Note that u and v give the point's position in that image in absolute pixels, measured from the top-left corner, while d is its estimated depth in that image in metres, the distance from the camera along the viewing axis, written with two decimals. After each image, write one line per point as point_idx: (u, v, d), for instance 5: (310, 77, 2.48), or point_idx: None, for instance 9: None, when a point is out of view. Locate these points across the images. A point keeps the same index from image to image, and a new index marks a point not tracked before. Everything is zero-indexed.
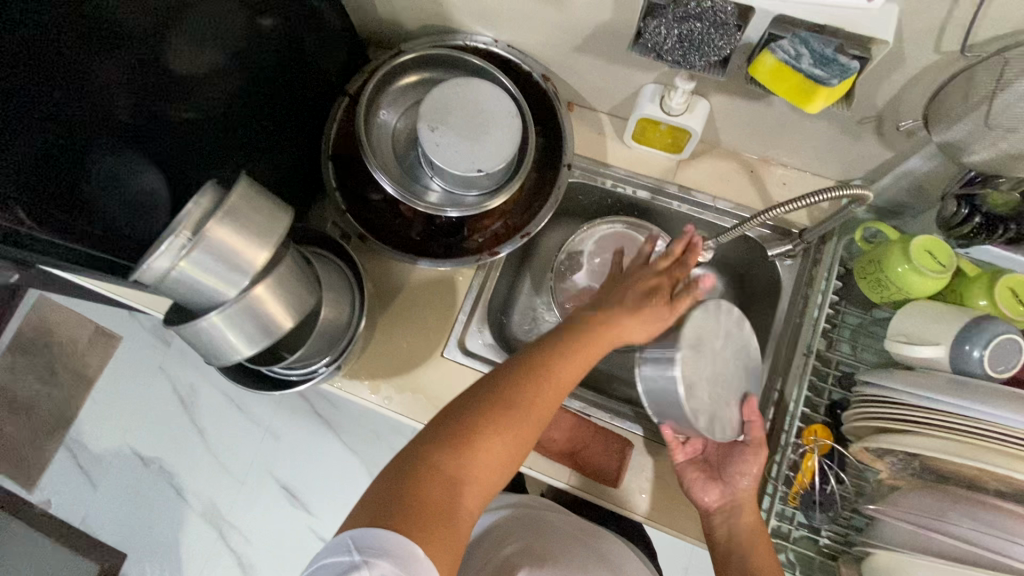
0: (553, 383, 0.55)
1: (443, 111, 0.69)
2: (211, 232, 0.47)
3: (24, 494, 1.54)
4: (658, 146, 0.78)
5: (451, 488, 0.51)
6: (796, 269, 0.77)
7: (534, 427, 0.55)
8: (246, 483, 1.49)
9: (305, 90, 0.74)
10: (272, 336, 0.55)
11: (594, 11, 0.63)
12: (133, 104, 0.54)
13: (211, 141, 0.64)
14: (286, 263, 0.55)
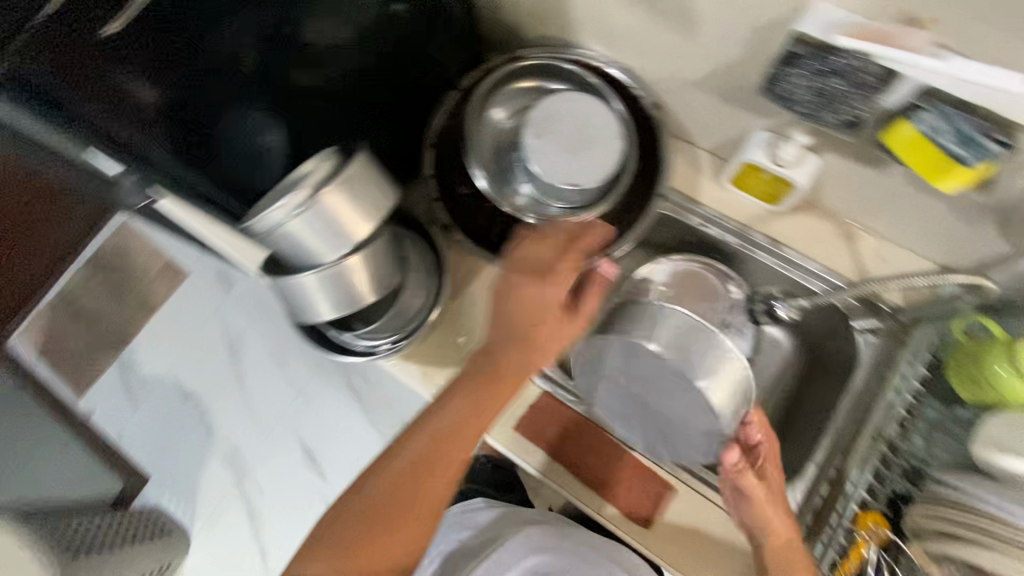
0: (457, 430, 0.66)
1: (551, 121, 0.70)
2: (327, 198, 0.49)
3: (72, 400, 1.64)
4: (755, 194, 0.77)
5: (413, 496, 0.66)
6: (876, 346, 0.73)
7: (419, 440, 0.67)
8: (270, 438, 1.53)
9: (421, 76, 0.76)
10: (353, 308, 0.57)
11: (724, 48, 0.63)
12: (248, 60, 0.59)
13: (332, 113, 0.68)
14: (381, 240, 0.58)
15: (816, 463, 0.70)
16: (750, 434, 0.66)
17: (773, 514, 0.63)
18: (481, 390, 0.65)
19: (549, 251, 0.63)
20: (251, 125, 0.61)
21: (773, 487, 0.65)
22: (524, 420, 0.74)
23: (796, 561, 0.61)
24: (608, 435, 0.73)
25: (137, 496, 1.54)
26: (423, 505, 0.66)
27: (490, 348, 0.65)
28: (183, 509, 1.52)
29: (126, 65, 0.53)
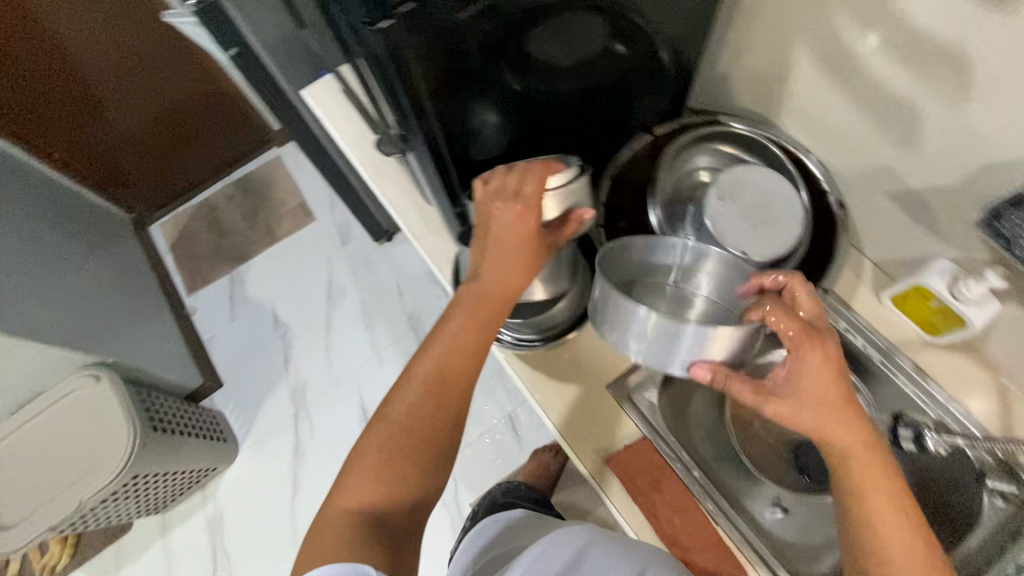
0: (474, 316, 0.62)
1: (739, 186, 0.72)
2: None
3: (184, 294, 1.80)
4: (915, 319, 0.75)
5: (418, 417, 0.60)
6: (1006, 514, 0.69)
7: (429, 358, 0.62)
8: (337, 387, 1.62)
9: (620, 112, 0.80)
10: None
11: (941, 169, 0.64)
12: (494, 74, 0.61)
13: (539, 130, 0.74)
14: None
15: None
16: (778, 325, 0.54)
17: (846, 444, 0.52)
18: (467, 304, 0.62)
19: (496, 210, 0.62)
20: (475, 115, 0.64)
21: (836, 376, 0.52)
22: (618, 457, 0.74)
23: (868, 476, 0.53)
24: (696, 500, 0.71)
25: (206, 397, 1.65)
26: (428, 431, 0.59)
27: (478, 271, 0.63)
28: (240, 423, 1.61)
29: (406, 39, 0.50)
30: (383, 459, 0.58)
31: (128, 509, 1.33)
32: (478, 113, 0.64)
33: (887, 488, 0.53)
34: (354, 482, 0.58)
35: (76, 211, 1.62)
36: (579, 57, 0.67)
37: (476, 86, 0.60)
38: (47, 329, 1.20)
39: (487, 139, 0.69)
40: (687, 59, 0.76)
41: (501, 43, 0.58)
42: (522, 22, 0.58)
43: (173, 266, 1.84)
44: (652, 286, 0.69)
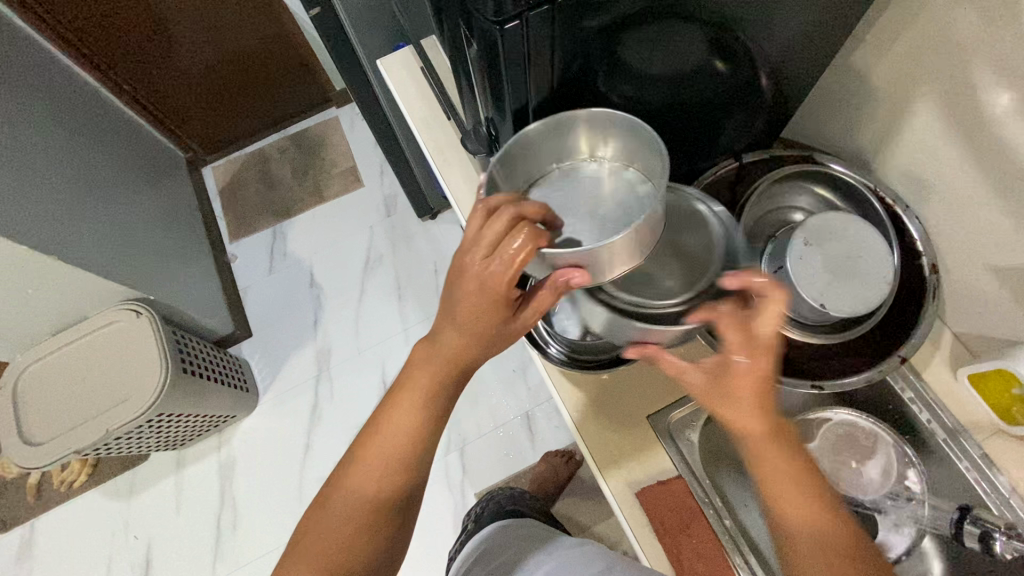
0: (427, 388, 0.57)
1: (825, 234, 0.67)
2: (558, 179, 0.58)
3: (226, 240, 1.83)
4: (990, 405, 0.69)
5: (363, 495, 0.58)
6: None
7: (379, 437, 0.58)
8: (361, 356, 1.62)
9: (716, 131, 0.74)
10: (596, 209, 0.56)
11: None
12: (596, 87, 0.55)
13: None
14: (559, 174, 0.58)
15: None
16: (724, 330, 0.50)
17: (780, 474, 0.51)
18: (414, 381, 0.57)
19: (472, 267, 0.49)
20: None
21: (767, 428, 0.50)
22: (650, 491, 0.71)
23: (792, 508, 0.50)
24: (723, 552, 0.68)
25: (234, 345, 1.68)
26: (368, 507, 0.58)
27: (434, 333, 0.56)
28: (263, 374, 1.64)
29: (520, 30, 0.44)
30: (329, 535, 0.57)
31: (147, 442, 1.37)
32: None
33: (805, 491, 0.50)
34: (311, 554, 0.57)
35: (136, 143, 1.65)
36: (684, 72, 0.59)
37: (575, 98, 0.56)
38: (97, 259, 1.23)
39: None
40: (787, 78, 0.69)
41: (610, 58, 0.52)
42: (643, 21, 0.50)
43: (220, 212, 1.87)
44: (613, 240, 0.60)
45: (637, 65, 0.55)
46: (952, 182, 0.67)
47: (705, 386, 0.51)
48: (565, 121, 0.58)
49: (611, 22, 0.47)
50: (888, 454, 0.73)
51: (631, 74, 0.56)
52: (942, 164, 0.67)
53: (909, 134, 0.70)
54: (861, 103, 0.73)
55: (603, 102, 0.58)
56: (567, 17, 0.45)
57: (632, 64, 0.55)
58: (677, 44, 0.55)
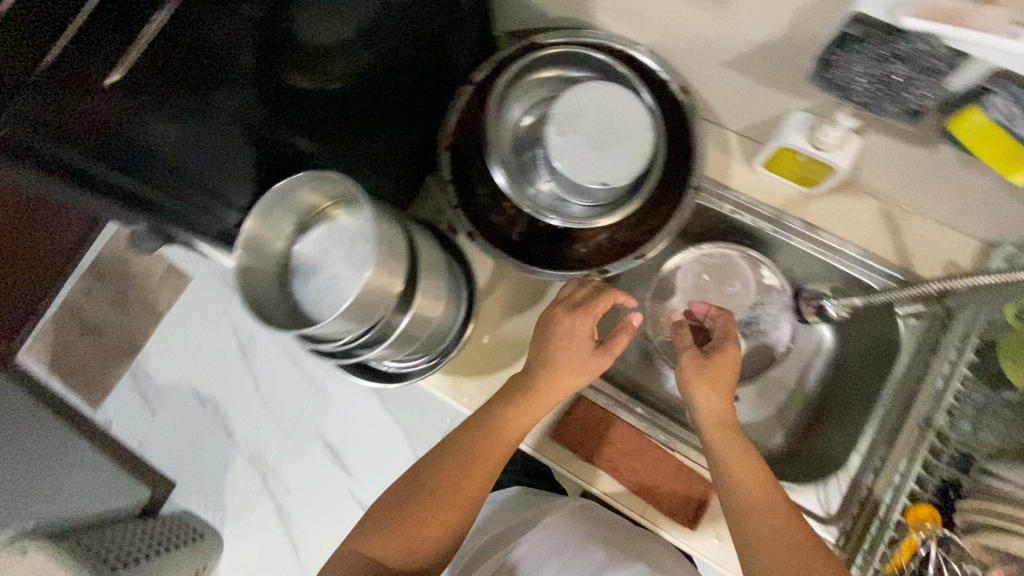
0: (544, 399, 0.63)
1: (576, 115, 0.66)
2: (305, 237, 0.52)
3: (90, 411, 1.63)
4: (792, 178, 0.73)
5: (434, 525, 0.60)
6: (921, 330, 0.72)
7: (468, 436, 0.63)
8: (292, 437, 1.52)
9: (431, 65, 0.71)
10: (336, 254, 0.51)
11: (763, 24, 0.57)
12: (195, 69, 0.49)
13: (324, 122, 0.63)
14: (295, 230, 0.52)
15: (860, 453, 0.70)
16: (723, 325, 0.65)
17: (759, 501, 0.54)
18: (507, 424, 0.63)
19: (579, 324, 0.64)
20: (215, 120, 0.53)
21: (716, 421, 0.59)
22: (563, 425, 0.72)
23: (757, 499, 0.55)
24: (649, 437, 0.72)
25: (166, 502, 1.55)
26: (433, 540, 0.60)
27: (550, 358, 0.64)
28: (212, 511, 1.52)
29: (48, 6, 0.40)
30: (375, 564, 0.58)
31: None
32: (213, 116, 0.53)
33: (765, 482, 0.56)
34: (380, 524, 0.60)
35: None
36: (295, 6, 0.52)
37: (183, 91, 0.49)
38: None
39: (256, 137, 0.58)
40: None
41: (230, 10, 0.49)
42: None
43: (62, 388, 1.65)
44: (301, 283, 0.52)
45: (215, 21, 0.48)
46: (651, 6, 0.65)
47: (698, 377, 0.61)
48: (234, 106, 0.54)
49: None
50: (741, 269, 0.81)
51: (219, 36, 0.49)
52: None
53: None
54: None
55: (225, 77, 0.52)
56: None
57: (205, 25, 0.48)
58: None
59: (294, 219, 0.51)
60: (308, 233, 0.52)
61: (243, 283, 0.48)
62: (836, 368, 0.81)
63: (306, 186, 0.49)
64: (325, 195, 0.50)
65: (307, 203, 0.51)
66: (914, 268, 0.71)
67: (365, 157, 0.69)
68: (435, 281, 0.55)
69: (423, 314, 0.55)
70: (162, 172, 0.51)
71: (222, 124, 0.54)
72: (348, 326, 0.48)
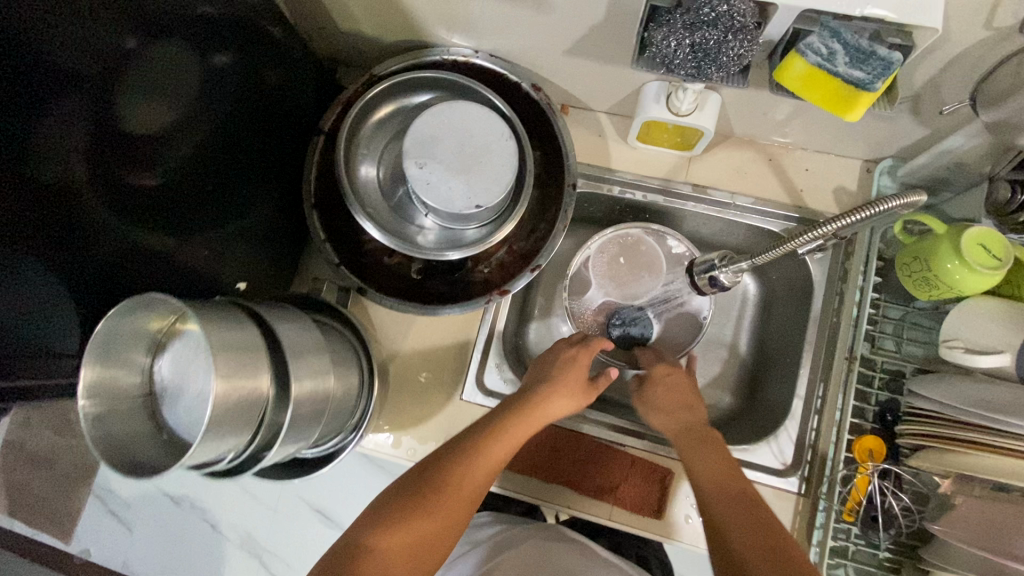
0: (544, 413, 0.60)
1: (430, 144, 0.64)
2: (162, 360, 0.49)
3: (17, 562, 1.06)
4: (668, 145, 0.72)
5: (437, 524, 0.52)
6: (827, 262, 0.71)
7: (475, 465, 0.56)
8: (287, 512, 1.03)
9: (274, 126, 0.67)
10: (196, 368, 0.48)
11: (583, 11, 0.55)
12: (3, 210, 0.41)
13: (180, 215, 0.57)
14: (150, 356, 0.49)
15: (800, 397, 0.69)
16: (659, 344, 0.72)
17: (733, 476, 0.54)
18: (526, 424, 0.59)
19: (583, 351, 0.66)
20: (30, 267, 0.44)
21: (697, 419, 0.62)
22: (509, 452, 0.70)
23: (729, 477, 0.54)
24: (595, 439, 0.71)
25: None
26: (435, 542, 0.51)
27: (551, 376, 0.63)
28: None
29: None
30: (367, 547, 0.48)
31: None
32: (31, 258, 0.44)
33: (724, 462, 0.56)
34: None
35: None
36: (120, 99, 0.48)
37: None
38: None
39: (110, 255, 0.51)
40: (241, 24, 0.59)
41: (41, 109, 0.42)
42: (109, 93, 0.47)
43: None
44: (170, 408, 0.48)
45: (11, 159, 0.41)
46: (475, 15, 0.62)
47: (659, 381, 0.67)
48: (78, 221, 0.47)
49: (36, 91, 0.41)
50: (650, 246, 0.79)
51: (16, 173, 0.41)
52: (455, 9, 0.62)
53: (412, 2, 0.63)
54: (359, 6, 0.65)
55: (41, 208, 0.44)
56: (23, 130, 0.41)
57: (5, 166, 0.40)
58: (23, 108, 0.41)
59: (142, 348, 0.48)
60: (164, 357, 0.49)
61: (100, 433, 0.44)
62: (764, 315, 0.79)
63: (142, 312, 0.46)
64: (164, 312, 0.47)
65: (152, 327, 0.48)
66: (806, 203, 0.71)
67: (224, 245, 0.63)
68: (319, 359, 0.52)
69: (317, 397, 0.51)
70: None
71: (41, 268, 0.45)
72: (232, 440, 0.44)
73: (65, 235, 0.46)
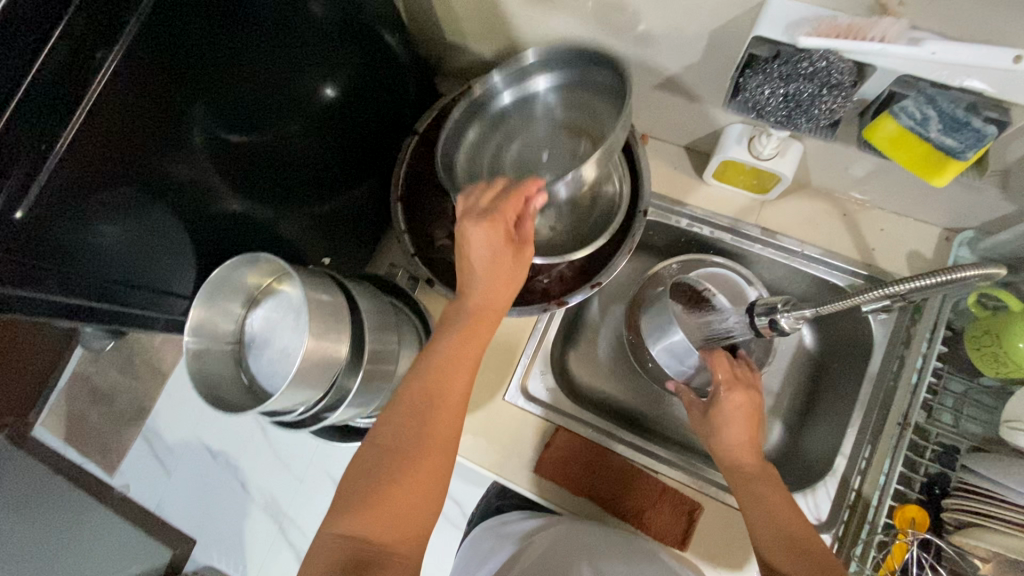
0: (486, 311, 0.53)
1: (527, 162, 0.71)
2: (253, 313, 0.54)
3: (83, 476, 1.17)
4: (741, 186, 0.74)
5: (423, 474, 0.47)
6: (890, 325, 0.70)
7: (453, 382, 0.50)
8: (312, 484, 1.05)
9: (377, 120, 0.73)
10: (280, 327, 0.53)
11: (680, 50, 0.59)
12: (135, 168, 0.47)
13: (285, 182, 0.64)
14: (242, 308, 0.54)
15: (845, 455, 0.68)
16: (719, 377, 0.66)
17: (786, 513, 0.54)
18: (447, 370, 0.51)
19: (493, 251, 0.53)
20: (148, 212, 0.50)
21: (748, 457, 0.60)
22: (544, 459, 0.71)
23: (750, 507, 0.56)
24: (628, 461, 0.72)
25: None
26: (417, 518, 0.46)
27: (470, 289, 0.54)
28: None
29: (98, 141, 0.43)
30: (364, 544, 0.43)
31: None
32: (156, 210, 0.51)
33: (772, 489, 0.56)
34: None
35: None
36: (249, 76, 0.54)
37: (127, 188, 0.47)
38: None
39: (224, 209, 0.58)
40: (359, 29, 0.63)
41: (185, 76, 0.48)
42: (242, 70, 0.53)
43: None
44: (252, 357, 0.54)
45: (147, 118, 0.46)
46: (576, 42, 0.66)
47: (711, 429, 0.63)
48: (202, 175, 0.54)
49: (180, 58, 0.47)
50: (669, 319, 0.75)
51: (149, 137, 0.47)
52: (558, 35, 0.66)
53: (519, 26, 0.68)
54: (471, 24, 0.71)
55: (169, 163, 0.50)
56: (163, 92, 0.47)
57: (142, 124, 0.46)
58: (165, 75, 0.46)
59: (239, 300, 0.54)
60: (254, 311, 0.55)
61: (196, 366, 0.50)
62: (818, 369, 0.79)
63: (247, 266, 0.51)
64: (262, 271, 0.52)
65: (250, 280, 0.53)
66: (875, 263, 0.71)
67: (313, 225, 0.69)
68: (388, 337, 0.56)
69: (383, 370, 0.55)
70: (92, 275, 0.48)
71: (161, 215, 0.51)
72: (307, 393, 0.48)
73: (182, 193, 0.52)
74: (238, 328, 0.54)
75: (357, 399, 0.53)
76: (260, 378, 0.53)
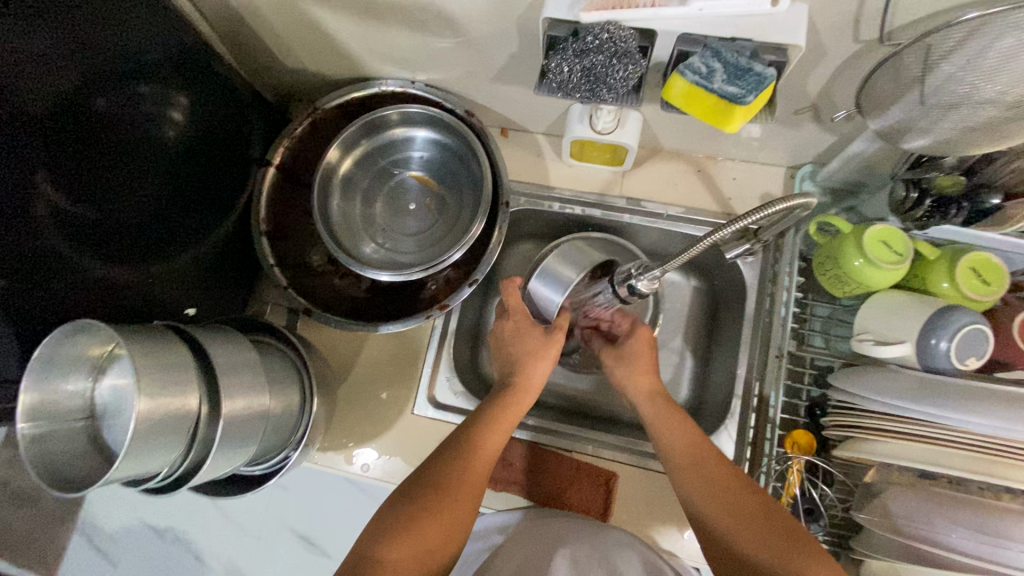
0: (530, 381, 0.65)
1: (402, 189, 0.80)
2: (102, 382, 0.52)
3: None
4: (599, 161, 0.76)
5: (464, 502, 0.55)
6: (758, 266, 0.74)
7: (497, 436, 0.60)
8: (265, 539, 0.99)
9: (221, 156, 0.70)
10: (128, 394, 0.51)
11: (499, 43, 0.60)
12: None
13: (150, 240, 0.62)
14: (89, 379, 0.51)
15: (739, 396, 0.71)
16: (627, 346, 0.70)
17: (752, 500, 0.52)
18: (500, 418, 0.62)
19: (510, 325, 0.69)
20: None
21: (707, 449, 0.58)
22: None
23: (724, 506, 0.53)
24: (541, 445, 0.73)
25: None
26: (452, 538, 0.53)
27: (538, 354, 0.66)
28: None
29: None
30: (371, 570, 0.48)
31: None
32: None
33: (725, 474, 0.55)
34: None
35: None
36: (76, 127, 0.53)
37: None
38: None
39: (84, 281, 0.56)
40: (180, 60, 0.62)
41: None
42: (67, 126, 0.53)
43: None
44: (104, 428, 0.51)
45: None
46: (406, 49, 0.66)
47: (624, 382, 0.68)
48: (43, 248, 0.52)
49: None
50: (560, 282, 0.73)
51: None
52: (387, 45, 0.66)
53: (347, 43, 0.67)
54: (301, 48, 0.70)
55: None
56: None
57: None
58: None
59: (81, 372, 0.50)
60: (102, 380, 0.52)
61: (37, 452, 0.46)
62: (710, 319, 0.82)
63: (81, 337, 0.48)
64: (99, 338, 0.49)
65: (89, 351, 0.50)
66: (735, 210, 0.75)
67: (178, 275, 0.66)
68: (256, 378, 0.54)
69: (252, 413, 0.53)
70: None
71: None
72: (163, 453, 0.46)
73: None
74: (84, 400, 0.51)
75: (227, 446, 0.51)
76: (114, 448, 0.50)
